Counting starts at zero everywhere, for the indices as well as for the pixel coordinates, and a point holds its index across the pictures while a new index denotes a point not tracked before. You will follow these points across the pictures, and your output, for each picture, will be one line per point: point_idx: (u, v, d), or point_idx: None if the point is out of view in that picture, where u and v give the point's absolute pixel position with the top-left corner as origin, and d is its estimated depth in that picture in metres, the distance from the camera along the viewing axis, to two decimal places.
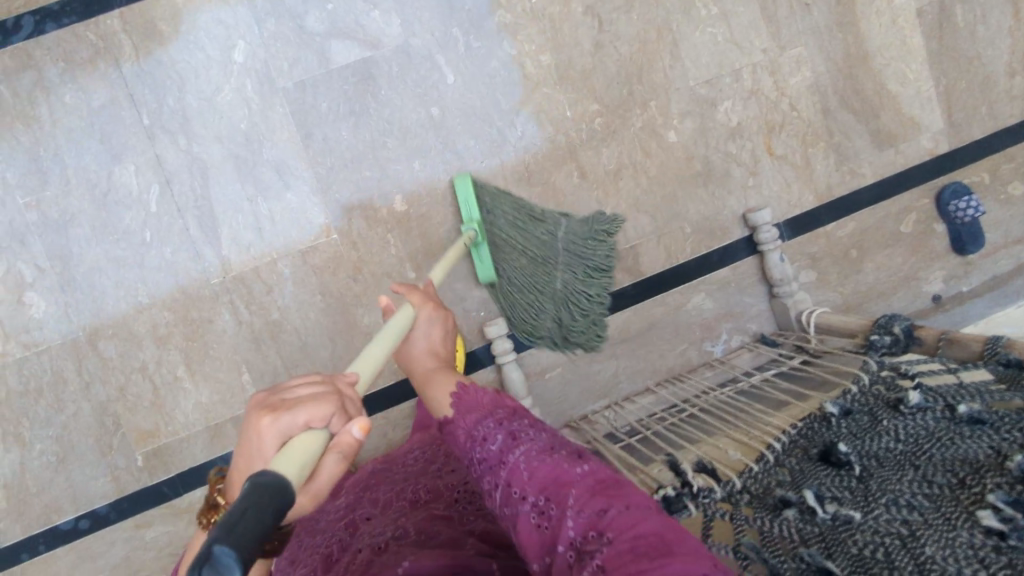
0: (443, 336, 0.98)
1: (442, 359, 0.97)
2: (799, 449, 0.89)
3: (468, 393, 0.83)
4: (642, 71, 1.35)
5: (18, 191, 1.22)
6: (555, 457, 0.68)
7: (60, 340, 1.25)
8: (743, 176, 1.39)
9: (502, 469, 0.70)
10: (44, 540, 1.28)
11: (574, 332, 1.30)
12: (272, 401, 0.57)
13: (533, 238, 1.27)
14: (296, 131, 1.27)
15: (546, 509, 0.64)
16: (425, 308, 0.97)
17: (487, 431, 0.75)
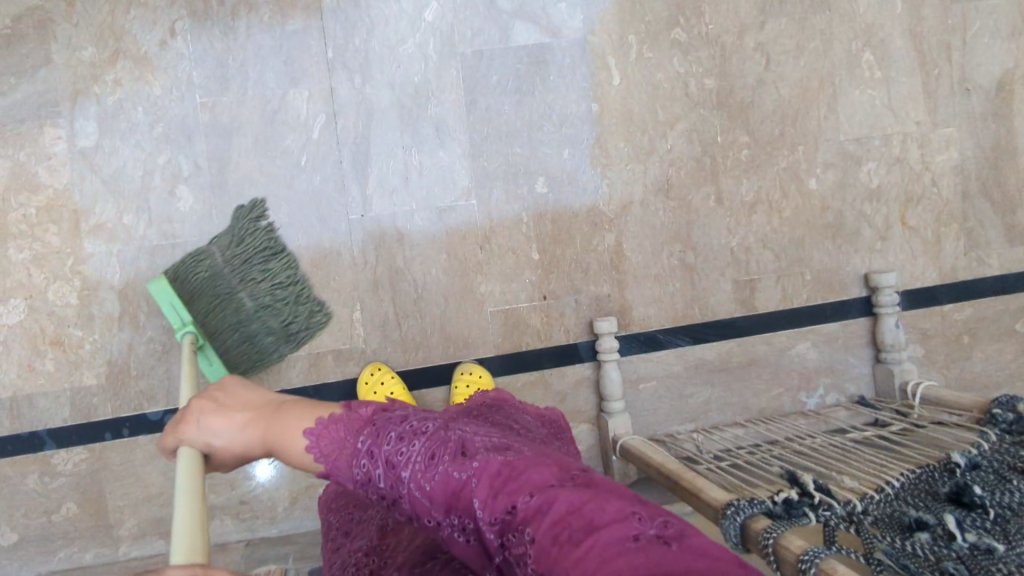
0: (225, 414, 0.81)
1: (251, 414, 0.80)
2: (922, 490, 0.98)
3: (322, 428, 0.71)
4: (797, 115, 1.37)
5: (198, 90, 1.28)
6: (443, 468, 0.62)
7: (196, 238, 1.30)
8: (872, 239, 1.40)
9: (405, 504, 0.65)
10: (129, 425, 1.32)
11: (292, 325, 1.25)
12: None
13: (204, 297, 1.18)
14: (463, 96, 1.32)
15: (462, 524, 0.61)
16: (183, 433, 0.82)
17: (365, 470, 0.68)
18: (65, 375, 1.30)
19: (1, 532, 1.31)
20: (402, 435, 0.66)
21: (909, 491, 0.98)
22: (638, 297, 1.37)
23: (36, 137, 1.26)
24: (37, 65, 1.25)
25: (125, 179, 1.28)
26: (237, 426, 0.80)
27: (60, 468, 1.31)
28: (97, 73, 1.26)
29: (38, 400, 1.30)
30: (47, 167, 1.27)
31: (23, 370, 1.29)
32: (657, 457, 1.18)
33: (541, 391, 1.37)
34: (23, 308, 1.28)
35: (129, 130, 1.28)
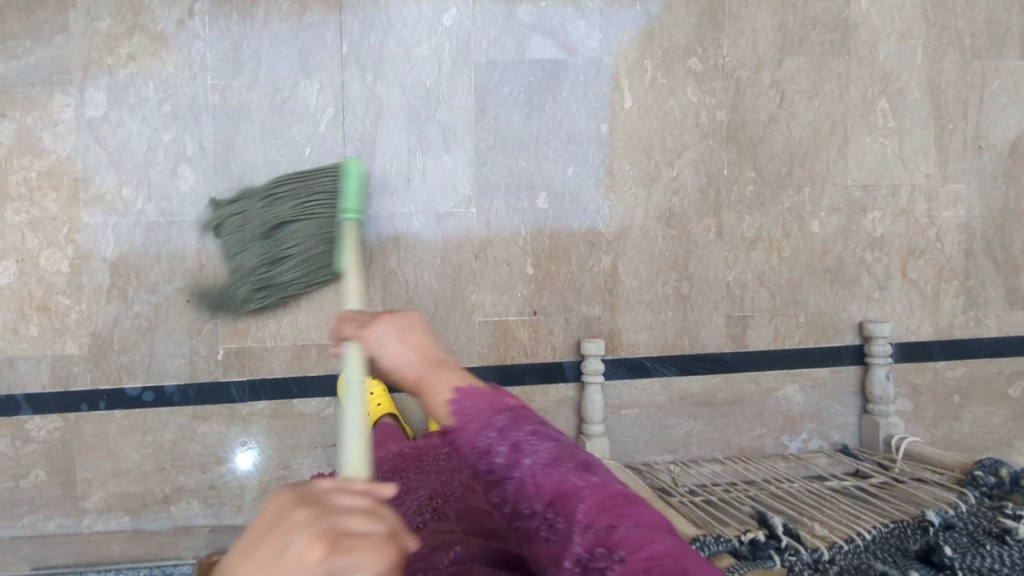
0: (405, 337, 0.76)
1: (424, 352, 0.77)
2: (891, 544, 0.96)
3: (462, 394, 0.72)
4: (806, 156, 1.36)
5: (211, 72, 1.28)
6: (564, 469, 0.64)
7: (194, 219, 1.30)
8: (870, 287, 1.39)
9: (506, 484, 0.65)
10: (106, 398, 1.32)
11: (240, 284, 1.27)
12: (324, 527, 0.40)
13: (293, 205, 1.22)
14: (473, 103, 1.32)
15: (554, 523, 0.62)
16: (362, 332, 0.73)
17: (489, 442, 0.68)
18: (47, 342, 1.30)
19: None
20: (540, 434, 0.68)
21: (881, 545, 0.96)
22: (629, 322, 1.36)
23: (46, 103, 1.26)
24: (54, 31, 1.26)
25: (129, 152, 1.28)
26: (408, 360, 0.76)
27: (33, 434, 1.31)
28: (113, 45, 1.27)
29: (19, 364, 1.30)
30: (53, 133, 1.27)
31: (8, 332, 1.29)
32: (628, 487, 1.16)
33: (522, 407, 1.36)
34: (14, 271, 1.28)
35: (138, 104, 1.28)
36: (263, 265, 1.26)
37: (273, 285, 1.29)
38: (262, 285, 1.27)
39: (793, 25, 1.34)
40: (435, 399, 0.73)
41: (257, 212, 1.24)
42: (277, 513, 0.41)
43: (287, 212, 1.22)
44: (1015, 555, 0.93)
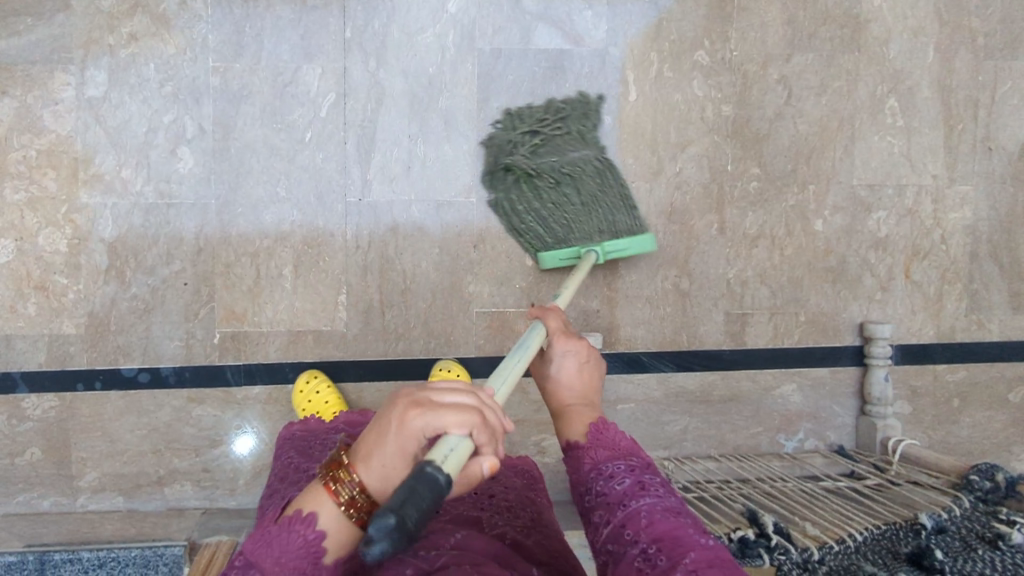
0: (585, 367, 0.84)
1: (589, 389, 0.84)
2: (882, 547, 0.95)
3: (605, 428, 0.77)
4: (813, 153, 1.34)
5: (212, 54, 1.27)
6: (682, 519, 0.66)
7: (193, 201, 1.29)
8: (872, 288, 1.37)
9: (618, 509, 0.69)
10: (102, 378, 1.32)
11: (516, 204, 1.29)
12: (421, 397, 0.55)
13: (585, 192, 1.23)
14: (476, 92, 1.30)
15: (654, 559, 0.63)
16: (557, 336, 0.86)
17: (615, 470, 0.72)
18: (44, 321, 1.30)
19: None
20: (664, 484, 0.72)
21: (870, 547, 0.95)
22: (627, 317, 1.34)
23: (47, 82, 1.26)
24: (55, 10, 1.25)
25: (129, 133, 1.28)
26: (573, 383, 0.83)
27: (29, 412, 1.31)
28: (114, 24, 1.26)
29: (16, 343, 1.30)
30: (53, 112, 1.27)
31: (5, 310, 1.29)
32: None
33: (517, 398, 1.35)
34: (12, 249, 1.28)
35: (138, 85, 1.27)
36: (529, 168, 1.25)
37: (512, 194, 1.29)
38: (505, 169, 1.28)
39: (803, 20, 1.32)
40: (573, 430, 0.79)
41: (573, 158, 1.24)
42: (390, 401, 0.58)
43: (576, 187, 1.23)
44: (1008, 560, 0.90)
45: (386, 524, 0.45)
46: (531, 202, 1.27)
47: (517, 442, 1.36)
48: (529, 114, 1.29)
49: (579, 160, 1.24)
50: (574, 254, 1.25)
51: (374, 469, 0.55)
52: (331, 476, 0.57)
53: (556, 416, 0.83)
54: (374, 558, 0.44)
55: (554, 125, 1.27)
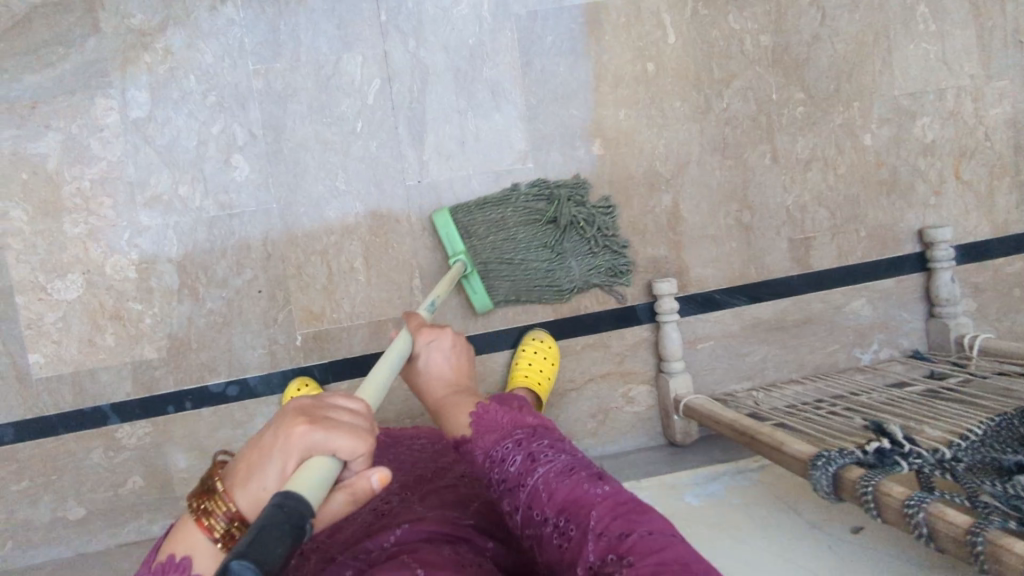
0: (452, 356, 0.99)
1: (454, 376, 0.98)
2: (1007, 436, 0.98)
3: (488, 411, 0.84)
4: (853, 71, 1.36)
5: (251, 57, 1.26)
6: (578, 478, 0.70)
7: (253, 208, 1.29)
8: (926, 194, 1.40)
9: (521, 491, 0.73)
10: (191, 398, 1.32)
11: (534, 197, 1.27)
12: (313, 416, 0.61)
13: (540, 261, 1.26)
14: (518, 58, 1.30)
15: (566, 531, 0.67)
16: (421, 330, 0.98)
17: (506, 453, 0.77)
18: (125, 350, 1.30)
19: (70, 506, 1.32)
20: (554, 446, 0.76)
21: (994, 438, 0.98)
22: (695, 258, 1.37)
23: (88, 109, 1.24)
24: (85, 34, 1.23)
25: (180, 149, 1.27)
26: (450, 374, 0.98)
27: (125, 442, 1.32)
28: (147, 41, 1.24)
29: (100, 375, 1.30)
30: (100, 139, 1.25)
31: (85, 344, 1.29)
32: (723, 414, 1.21)
33: (600, 354, 1.38)
34: (82, 283, 1.28)
35: (182, 99, 1.26)
36: (568, 224, 1.27)
37: (526, 197, 1.27)
38: (551, 200, 1.27)
39: None
40: (456, 418, 0.89)
41: (574, 270, 1.29)
42: (280, 413, 0.63)
43: (539, 258, 1.26)
44: None
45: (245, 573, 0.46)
46: (527, 227, 1.24)
47: (606, 396, 1.39)
48: (614, 222, 1.31)
49: (556, 269, 1.28)
50: (454, 251, 1.24)
51: (250, 490, 0.60)
52: (202, 510, 0.60)
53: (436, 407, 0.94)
54: None
55: (608, 250, 1.32)
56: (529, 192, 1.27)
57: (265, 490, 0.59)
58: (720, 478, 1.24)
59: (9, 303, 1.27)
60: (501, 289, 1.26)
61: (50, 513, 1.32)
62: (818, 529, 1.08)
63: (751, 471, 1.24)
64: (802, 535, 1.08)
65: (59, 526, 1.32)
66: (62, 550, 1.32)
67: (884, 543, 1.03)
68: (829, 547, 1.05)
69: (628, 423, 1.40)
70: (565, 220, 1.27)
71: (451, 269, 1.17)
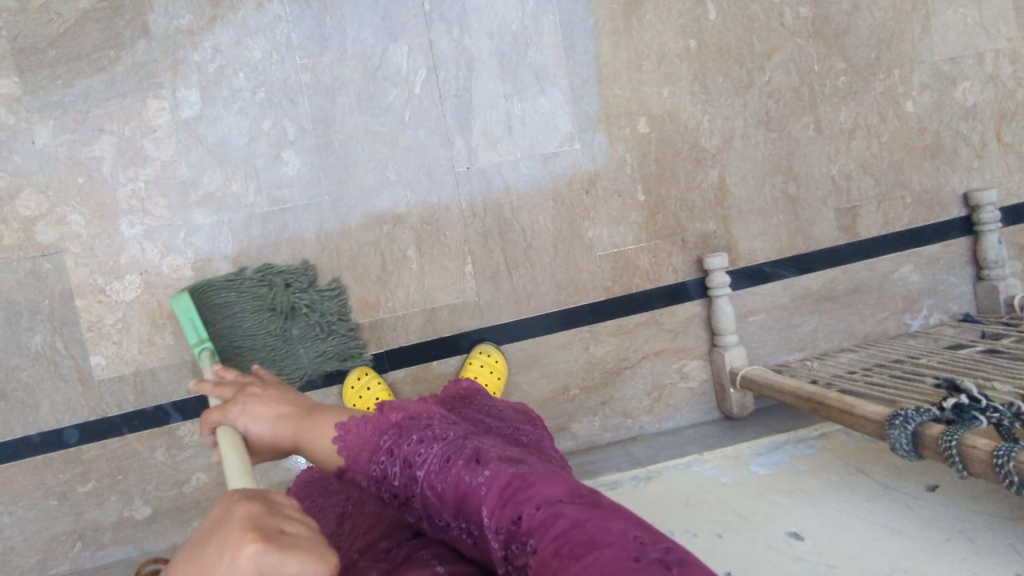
0: (267, 405, 0.84)
1: (290, 409, 0.83)
2: None
3: (350, 428, 0.71)
4: (892, 39, 1.37)
5: (299, 52, 1.27)
6: (454, 469, 0.58)
7: (306, 201, 1.30)
8: (969, 158, 1.41)
9: (416, 505, 0.61)
10: None
11: (252, 284, 1.21)
12: (264, 531, 0.46)
13: (268, 346, 1.20)
14: (561, 41, 1.32)
15: (470, 532, 0.56)
16: (226, 408, 0.84)
17: (385, 469, 0.64)
18: (185, 348, 1.31)
19: (136, 506, 1.33)
20: (426, 434, 0.63)
21: None
22: (743, 231, 1.38)
23: (141, 111, 1.26)
24: (135, 37, 1.25)
25: (232, 146, 1.28)
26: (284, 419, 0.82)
27: (188, 439, 1.33)
28: (196, 40, 1.26)
29: (161, 374, 1.31)
30: (153, 140, 1.27)
31: (145, 344, 1.30)
32: (787, 383, 1.23)
33: (653, 331, 1.39)
34: (139, 284, 1.29)
35: (232, 96, 1.27)
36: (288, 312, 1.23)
37: (245, 283, 1.20)
38: (272, 286, 1.22)
39: None
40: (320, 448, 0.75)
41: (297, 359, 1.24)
42: (216, 523, 0.48)
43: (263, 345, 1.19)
44: None
45: None
46: (252, 313, 1.19)
47: (660, 373, 1.40)
48: (341, 307, 1.29)
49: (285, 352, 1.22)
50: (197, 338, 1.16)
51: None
52: None
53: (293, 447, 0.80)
54: None
55: (337, 334, 1.28)
56: (256, 282, 1.21)
57: None
58: (783, 448, 1.25)
59: (70, 305, 1.28)
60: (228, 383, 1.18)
61: (116, 514, 1.32)
62: (892, 489, 1.10)
63: (813, 439, 1.25)
64: (876, 498, 1.09)
65: (126, 526, 1.33)
66: (129, 550, 1.33)
67: (960, 499, 1.05)
68: (906, 506, 1.06)
69: (683, 399, 1.41)
70: (287, 306, 1.22)
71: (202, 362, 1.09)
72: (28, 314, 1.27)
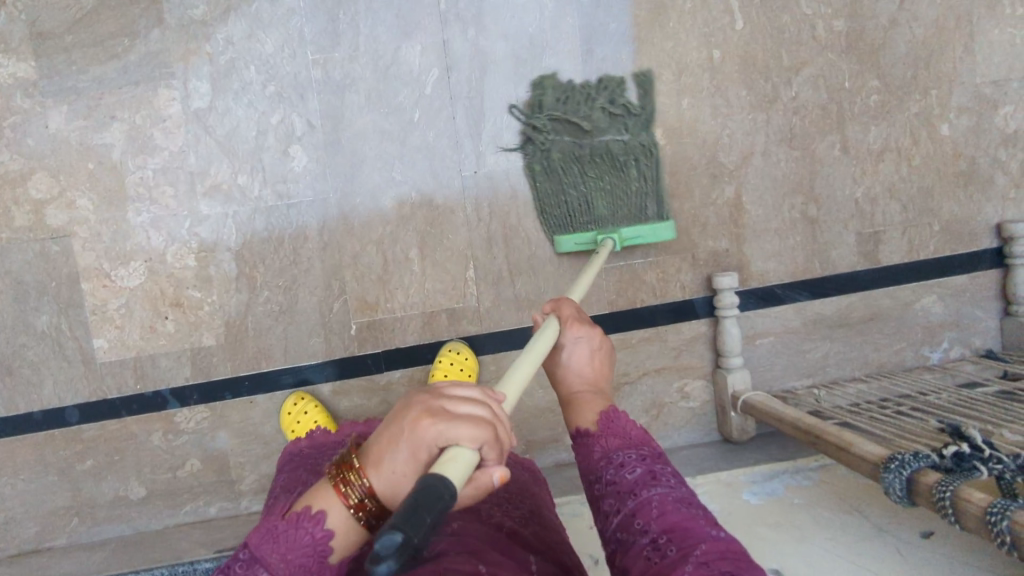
0: (594, 354, 0.82)
1: (599, 377, 0.81)
2: None
3: (615, 416, 0.74)
4: (931, 57, 1.30)
5: (310, 47, 1.26)
6: (696, 512, 0.61)
7: (310, 198, 1.29)
8: (1005, 187, 1.34)
9: (628, 498, 0.64)
10: (248, 382, 1.34)
11: (626, 199, 1.26)
12: (435, 405, 0.51)
13: (586, 155, 1.26)
14: (579, 45, 1.28)
15: (663, 550, 0.58)
16: (569, 322, 0.83)
17: (626, 459, 0.68)
18: (184, 335, 1.32)
19: (131, 487, 1.35)
20: (678, 476, 0.67)
21: None
22: (757, 251, 1.33)
23: (152, 99, 1.26)
24: (150, 25, 1.25)
25: (239, 138, 1.28)
26: (588, 373, 0.80)
27: (183, 426, 1.34)
28: (209, 31, 1.25)
29: (160, 360, 1.32)
30: (163, 129, 1.27)
31: (146, 330, 1.31)
32: (786, 411, 1.17)
33: (656, 347, 1.35)
34: (143, 271, 1.30)
35: (242, 89, 1.26)
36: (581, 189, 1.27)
37: (629, 206, 1.27)
38: (606, 215, 1.26)
39: None
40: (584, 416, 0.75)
41: (565, 144, 1.27)
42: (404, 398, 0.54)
43: (584, 164, 1.26)
44: None
45: (391, 540, 0.40)
46: (609, 180, 1.26)
47: (661, 390, 1.36)
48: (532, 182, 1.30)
49: (583, 133, 1.26)
50: (591, 240, 1.26)
51: (384, 476, 0.52)
52: (342, 477, 0.54)
53: (566, 405, 0.80)
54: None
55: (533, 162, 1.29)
56: (651, 213, 1.28)
57: (394, 473, 0.52)
58: (778, 478, 1.19)
59: (75, 288, 1.29)
60: (598, 104, 1.26)
61: (112, 493, 1.35)
62: (886, 533, 1.05)
63: (811, 470, 1.19)
64: (869, 541, 1.04)
65: (121, 505, 1.36)
66: (123, 528, 1.36)
67: (956, 549, 1.00)
68: (899, 553, 1.01)
69: (683, 418, 1.37)
70: (581, 185, 1.27)
71: (601, 256, 1.18)
72: (35, 294, 1.29)
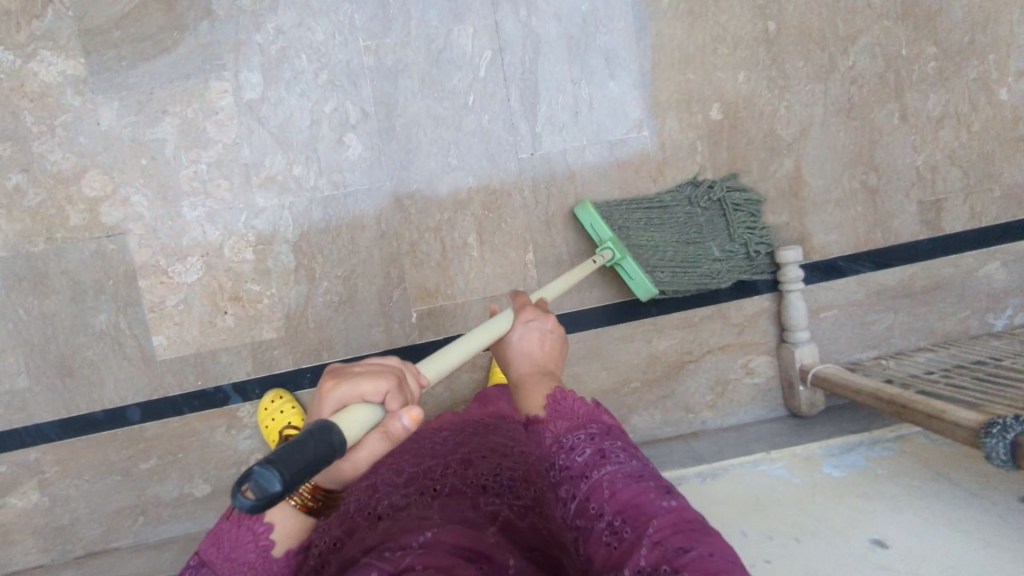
0: (544, 342, 0.86)
1: (547, 360, 0.85)
2: None
3: (560, 398, 0.73)
4: (988, 21, 1.28)
5: (362, 34, 1.25)
6: (647, 485, 0.61)
7: (366, 186, 1.28)
8: None
9: (581, 482, 0.64)
10: (311, 374, 1.32)
11: (668, 274, 1.22)
12: (340, 372, 0.62)
13: (704, 237, 1.24)
14: (631, 23, 1.26)
15: (620, 533, 0.59)
16: (519, 312, 0.89)
17: (575, 442, 0.67)
18: (244, 330, 1.31)
19: (195, 484, 1.35)
20: (629, 448, 0.66)
21: None
22: (819, 224, 1.31)
23: (204, 93, 1.25)
24: (198, 17, 1.23)
25: (293, 129, 1.26)
26: (537, 356, 0.85)
27: (246, 421, 1.33)
28: (258, 21, 1.24)
29: (222, 355, 1.31)
30: (215, 122, 1.26)
31: (205, 326, 1.30)
32: (865, 384, 1.16)
33: (719, 324, 1.34)
34: (201, 266, 1.29)
35: (295, 78, 1.25)
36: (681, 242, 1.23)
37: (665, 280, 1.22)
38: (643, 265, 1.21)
39: None
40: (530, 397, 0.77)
41: (708, 224, 1.25)
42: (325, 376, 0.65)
43: (698, 240, 1.23)
44: None
45: (269, 487, 0.48)
46: (680, 259, 1.22)
47: (724, 367, 1.35)
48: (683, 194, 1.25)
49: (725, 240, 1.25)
50: (601, 237, 1.21)
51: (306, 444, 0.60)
52: None
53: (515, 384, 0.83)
54: (247, 508, 0.48)
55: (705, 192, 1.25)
56: (662, 275, 1.21)
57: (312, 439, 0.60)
58: (857, 449, 1.18)
59: (133, 286, 1.28)
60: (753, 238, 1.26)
61: (177, 491, 1.34)
62: (980, 497, 1.03)
63: (889, 441, 1.18)
64: (964, 505, 1.02)
65: (186, 503, 1.35)
66: (189, 526, 1.35)
67: None
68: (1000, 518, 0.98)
69: (748, 394, 1.37)
70: (676, 238, 1.23)
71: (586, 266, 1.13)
72: (93, 294, 1.28)
